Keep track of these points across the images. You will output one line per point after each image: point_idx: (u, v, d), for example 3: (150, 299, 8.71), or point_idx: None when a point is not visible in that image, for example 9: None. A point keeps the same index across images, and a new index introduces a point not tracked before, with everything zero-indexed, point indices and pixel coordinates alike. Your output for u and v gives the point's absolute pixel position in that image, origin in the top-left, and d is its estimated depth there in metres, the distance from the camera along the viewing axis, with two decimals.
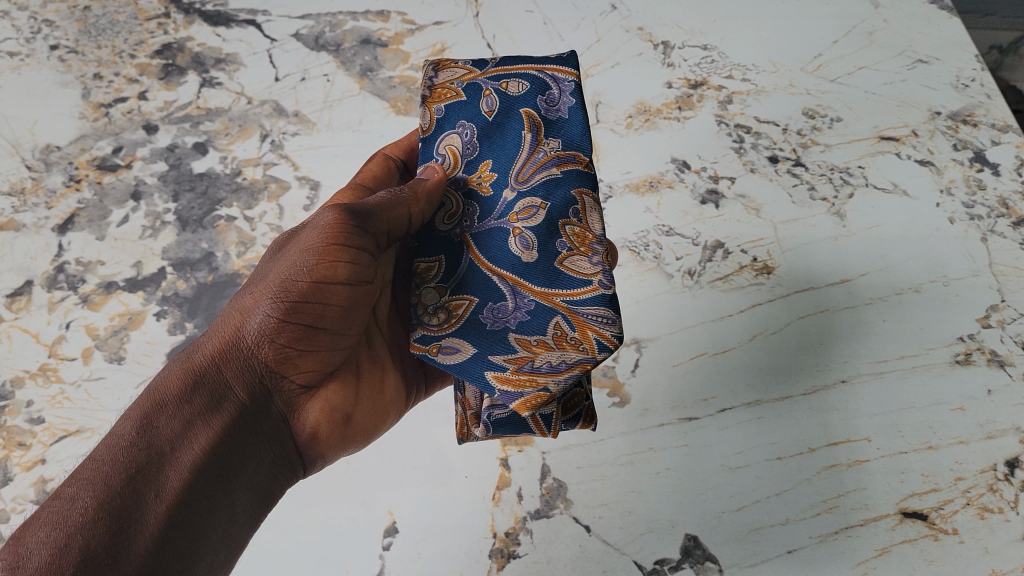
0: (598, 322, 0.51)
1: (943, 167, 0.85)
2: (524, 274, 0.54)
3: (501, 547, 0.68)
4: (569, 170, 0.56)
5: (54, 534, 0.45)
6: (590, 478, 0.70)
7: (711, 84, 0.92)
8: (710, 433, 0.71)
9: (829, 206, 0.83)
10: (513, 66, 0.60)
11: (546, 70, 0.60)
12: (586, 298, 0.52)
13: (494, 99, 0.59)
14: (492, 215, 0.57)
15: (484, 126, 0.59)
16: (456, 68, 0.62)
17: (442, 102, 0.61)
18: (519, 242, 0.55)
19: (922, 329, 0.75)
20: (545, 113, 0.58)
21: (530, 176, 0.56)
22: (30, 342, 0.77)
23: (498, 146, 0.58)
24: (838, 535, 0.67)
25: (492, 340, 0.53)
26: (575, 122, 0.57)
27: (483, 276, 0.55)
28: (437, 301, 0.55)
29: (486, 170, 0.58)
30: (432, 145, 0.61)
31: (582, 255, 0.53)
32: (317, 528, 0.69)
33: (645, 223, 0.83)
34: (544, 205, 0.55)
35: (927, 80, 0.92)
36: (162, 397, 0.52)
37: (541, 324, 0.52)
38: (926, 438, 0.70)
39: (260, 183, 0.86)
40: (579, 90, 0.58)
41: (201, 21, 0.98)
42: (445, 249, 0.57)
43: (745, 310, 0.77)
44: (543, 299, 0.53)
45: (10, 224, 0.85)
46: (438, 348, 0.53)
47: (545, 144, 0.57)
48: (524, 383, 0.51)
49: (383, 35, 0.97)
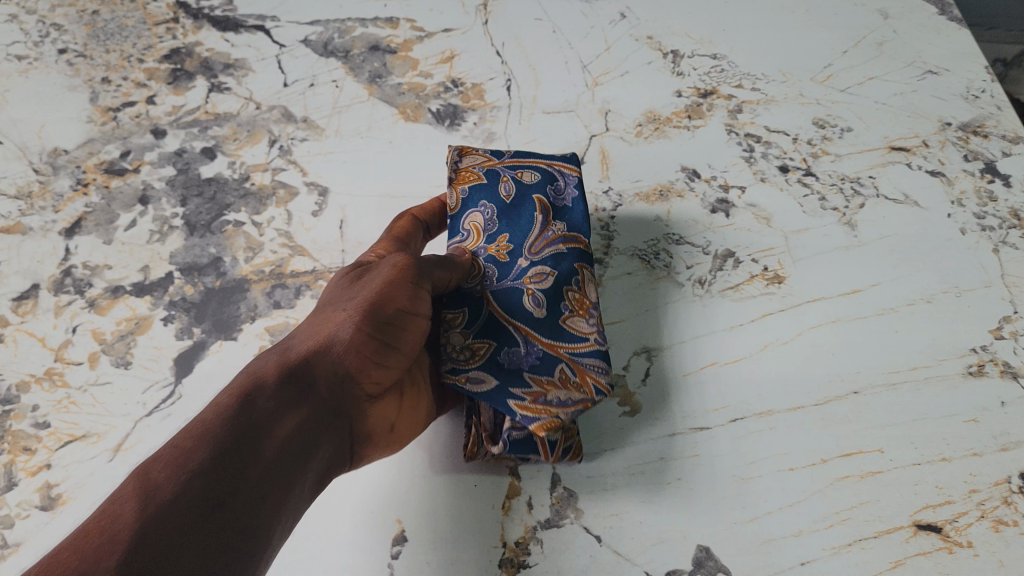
0: (596, 371, 0.64)
1: (954, 177, 0.88)
2: (536, 327, 0.65)
3: (511, 557, 0.64)
4: (572, 248, 0.70)
5: (177, 473, 0.42)
6: (601, 488, 0.67)
7: (720, 94, 0.95)
8: (721, 443, 0.69)
9: (840, 216, 0.84)
10: (524, 161, 0.76)
11: (554, 167, 0.76)
12: (586, 352, 0.65)
13: (511, 186, 0.73)
14: (508, 277, 0.68)
15: (503, 207, 0.71)
16: (477, 158, 0.76)
17: (466, 184, 0.73)
18: (531, 299, 0.66)
19: (933, 340, 0.76)
20: (554, 201, 0.73)
21: (541, 249, 0.70)
22: (35, 346, 0.74)
23: (514, 223, 0.71)
24: (851, 547, 0.65)
25: (512, 377, 0.61)
26: (577, 212, 0.73)
27: (500, 324, 0.64)
28: (462, 342, 0.63)
29: (504, 241, 0.70)
30: (458, 220, 0.71)
31: (580, 316, 0.67)
32: (324, 536, 0.64)
33: (655, 232, 0.83)
34: (553, 272, 0.68)
35: (937, 91, 0.96)
36: (260, 378, 0.52)
37: (550, 368, 0.63)
38: (938, 450, 0.69)
39: (268, 188, 0.85)
40: (580, 184, 0.75)
41: (210, 26, 0.99)
42: (467, 302, 0.65)
43: (756, 321, 0.77)
44: (551, 349, 0.64)
45: (18, 227, 0.82)
46: (466, 378, 0.61)
47: (552, 226, 0.71)
48: (540, 410, 0.59)
49: (392, 42, 0.98)
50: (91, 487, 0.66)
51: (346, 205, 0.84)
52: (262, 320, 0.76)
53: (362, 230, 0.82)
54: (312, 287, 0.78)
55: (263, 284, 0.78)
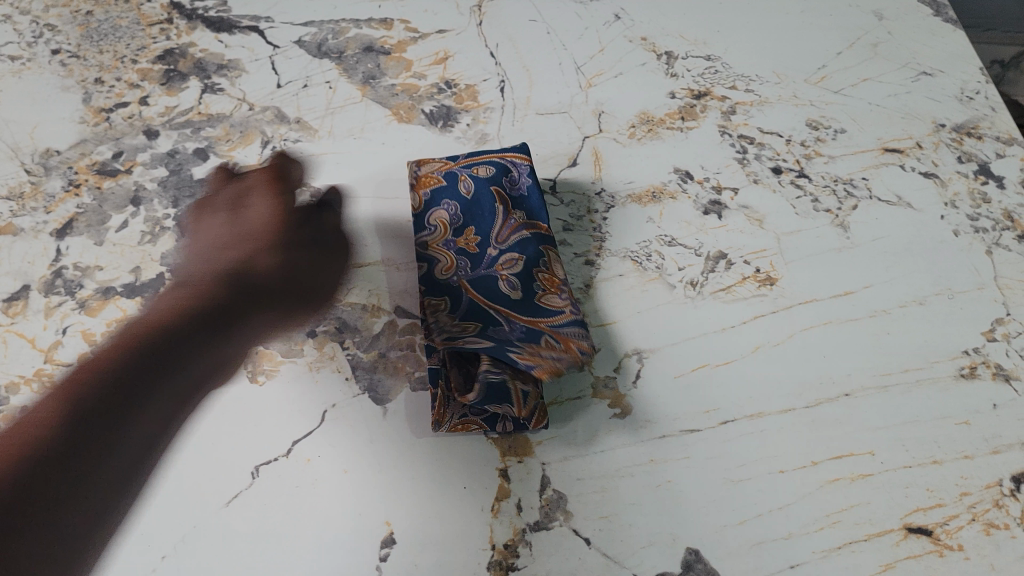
0: (576, 336, 0.71)
1: (947, 179, 0.88)
2: (514, 307, 0.72)
3: (499, 559, 0.63)
4: (534, 232, 0.77)
5: None
6: (591, 490, 0.67)
7: (714, 95, 0.95)
8: (712, 445, 0.69)
9: (832, 218, 0.84)
10: (478, 158, 0.82)
11: (506, 158, 0.82)
12: (565, 321, 0.72)
13: (470, 183, 0.79)
14: (482, 266, 0.75)
15: (465, 203, 0.78)
16: (434, 163, 0.82)
17: (427, 188, 0.80)
18: (506, 284, 0.73)
19: (926, 343, 0.75)
20: (511, 191, 0.80)
21: (508, 237, 0.76)
22: (25, 347, 0.73)
23: (478, 216, 0.78)
24: (841, 550, 0.64)
25: (503, 342, 0.68)
26: (533, 197, 0.80)
27: (482, 308, 0.71)
28: (451, 323, 0.70)
29: (471, 235, 0.77)
30: (423, 219, 0.78)
31: (553, 293, 0.74)
32: (311, 538, 0.64)
33: (647, 234, 0.82)
34: (522, 258, 0.75)
35: (931, 92, 0.96)
36: None
37: (535, 335, 0.70)
38: (930, 453, 0.69)
39: (261, 190, 0.85)
40: (532, 172, 0.81)
41: (204, 27, 0.99)
42: (447, 291, 0.73)
43: (747, 322, 0.76)
44: (532, 324, 0.71)
45: (8, 228, 0.81)
46: (463, 343, 0.67)
47: (513, 214, 0.78)
48: (540, 360, 0.67)
49: (386, 43, 0.98)
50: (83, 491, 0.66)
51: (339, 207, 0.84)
52: None
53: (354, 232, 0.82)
54: None
55: None
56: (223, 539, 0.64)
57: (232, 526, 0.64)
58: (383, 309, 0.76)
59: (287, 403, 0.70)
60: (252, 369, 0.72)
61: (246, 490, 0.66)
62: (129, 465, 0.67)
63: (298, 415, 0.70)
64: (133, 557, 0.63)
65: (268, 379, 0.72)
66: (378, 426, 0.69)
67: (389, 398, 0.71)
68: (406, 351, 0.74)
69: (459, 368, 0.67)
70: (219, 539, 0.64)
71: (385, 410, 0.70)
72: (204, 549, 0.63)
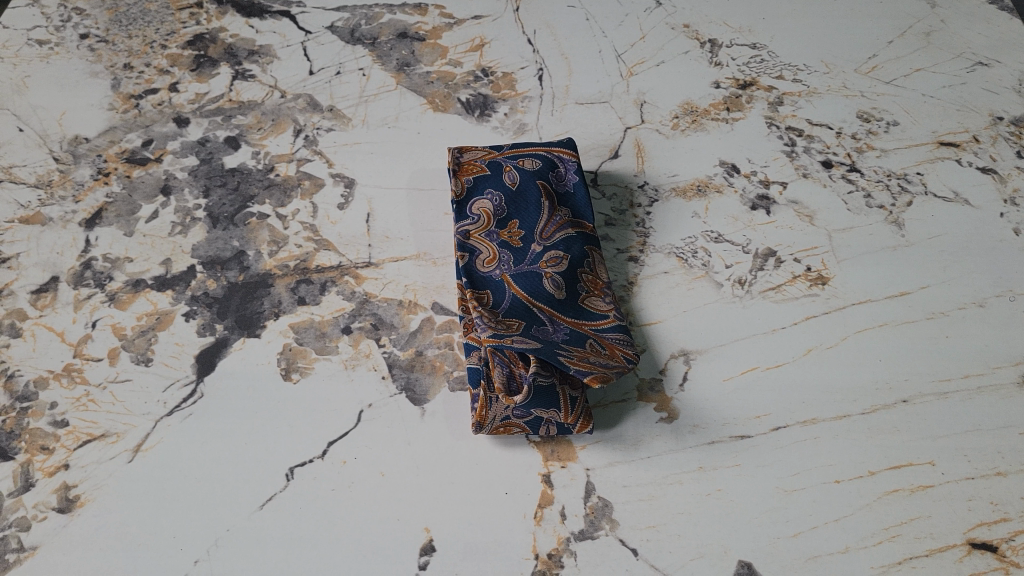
0: (621, 344, 0.68)
1: (1006, 175, 0.84)
2: (558, 308, 0.70)
3: (543, 570, 0.61)
4: (579, 232, 0.76)
5: None
6: (637, 498, 0.64)
7: (760, 85, 0.91)
8: (764, 453, 0.66)
9: (886, 214, 0.81)
10: (524, 150, 0.80)
11: (553, 152, 0.80)
12: (609, 327, 0.70)
13: (515, 174, 0.77)
14: (525, 262, 0.73)
15: (509, 194, 0.76)
16: (477, 151, 0.80)
17: (470, 175, 0.78)
18: (550, 282, 0.71)
19: (987, 347, 0.72)
20: (557, 187, 0.78)
21: (552, 234, 0.74)
22: (55, 341, 0.71)
23: (523, 210, 0.76)
24: (901, 566, 0.61)
25: (551, 346, 0.66)
26: (579, 195, 0.78)
27: (525, 306, 0.70)
28: (495, 318, 0.68)
29: (515, 228, 0.75)
30: (466, 207, 0.76)
31: (597, 296, 0.72)
32: (347, 544, 0.62)
33: (692, 230, 0.79)
34: (566, 256, 0.73)
35: (987, 84, 0.92)
36: None
37: (579, 340, 0.68)
38: (994, 464, 0.66)
39: (293, 180, 0.82)
40: (579, 170, 0.79)
41: (235, 12, 0.97)
42: (489, 285, 0.71)
43: (799, 324, 0.73)
44: (575, 327, 0.69)
45: (37, 218, 0.79)
46: (512, 340, 0.65)
47: (558, 212, 0.76)
48: (592, 367, 0.65)
49: (420, 29, 0.96)
50: (111, 489, 0.64)
51: (374, 199, 0.81)
52: (287, 318, 0.73)
53: (390, 224, 0.79)
54: (338, 283, 0.75)
55: (288, 279, 0.75)
56: (257, 543, 0.61)
57: (267, 531, 0.62)
58: (420, 305, 0.74)
59: (322, 402, 0.68)
60: (287, 366, 0.70)
61: (281, 492, 0.64)
62: (159, 460, 0.65)
63: (333, 414, 0.67)
64: (164, 562, 0.61)
65: (302, 377, 0.69)
66: (416, 428, 0.67)
67: (427, 397, 0.69)
68: (443, 349, 0.71)
69: (505, 366, 0.65)
70: (252, 543, 0.61)
71: (423, 411, 0.68)
72: (237, 554, 0.61)
